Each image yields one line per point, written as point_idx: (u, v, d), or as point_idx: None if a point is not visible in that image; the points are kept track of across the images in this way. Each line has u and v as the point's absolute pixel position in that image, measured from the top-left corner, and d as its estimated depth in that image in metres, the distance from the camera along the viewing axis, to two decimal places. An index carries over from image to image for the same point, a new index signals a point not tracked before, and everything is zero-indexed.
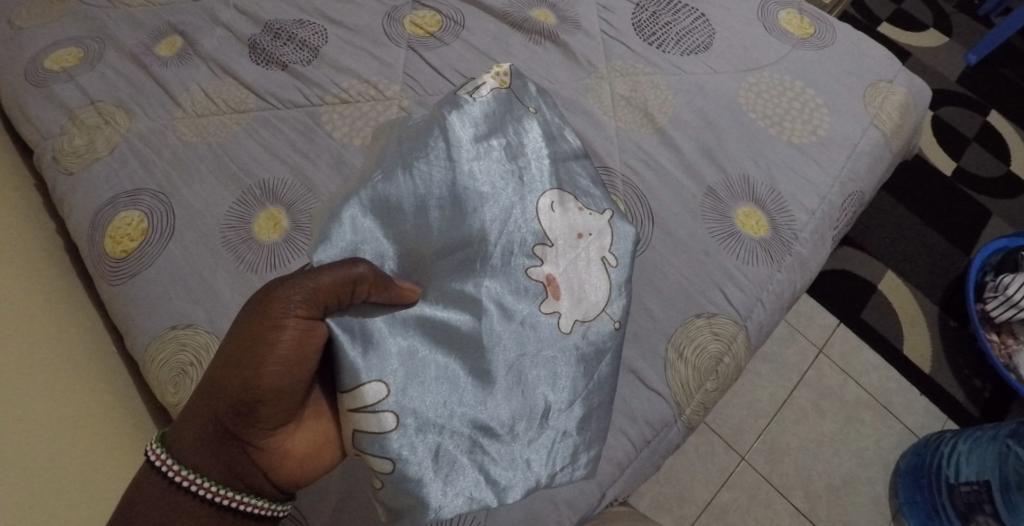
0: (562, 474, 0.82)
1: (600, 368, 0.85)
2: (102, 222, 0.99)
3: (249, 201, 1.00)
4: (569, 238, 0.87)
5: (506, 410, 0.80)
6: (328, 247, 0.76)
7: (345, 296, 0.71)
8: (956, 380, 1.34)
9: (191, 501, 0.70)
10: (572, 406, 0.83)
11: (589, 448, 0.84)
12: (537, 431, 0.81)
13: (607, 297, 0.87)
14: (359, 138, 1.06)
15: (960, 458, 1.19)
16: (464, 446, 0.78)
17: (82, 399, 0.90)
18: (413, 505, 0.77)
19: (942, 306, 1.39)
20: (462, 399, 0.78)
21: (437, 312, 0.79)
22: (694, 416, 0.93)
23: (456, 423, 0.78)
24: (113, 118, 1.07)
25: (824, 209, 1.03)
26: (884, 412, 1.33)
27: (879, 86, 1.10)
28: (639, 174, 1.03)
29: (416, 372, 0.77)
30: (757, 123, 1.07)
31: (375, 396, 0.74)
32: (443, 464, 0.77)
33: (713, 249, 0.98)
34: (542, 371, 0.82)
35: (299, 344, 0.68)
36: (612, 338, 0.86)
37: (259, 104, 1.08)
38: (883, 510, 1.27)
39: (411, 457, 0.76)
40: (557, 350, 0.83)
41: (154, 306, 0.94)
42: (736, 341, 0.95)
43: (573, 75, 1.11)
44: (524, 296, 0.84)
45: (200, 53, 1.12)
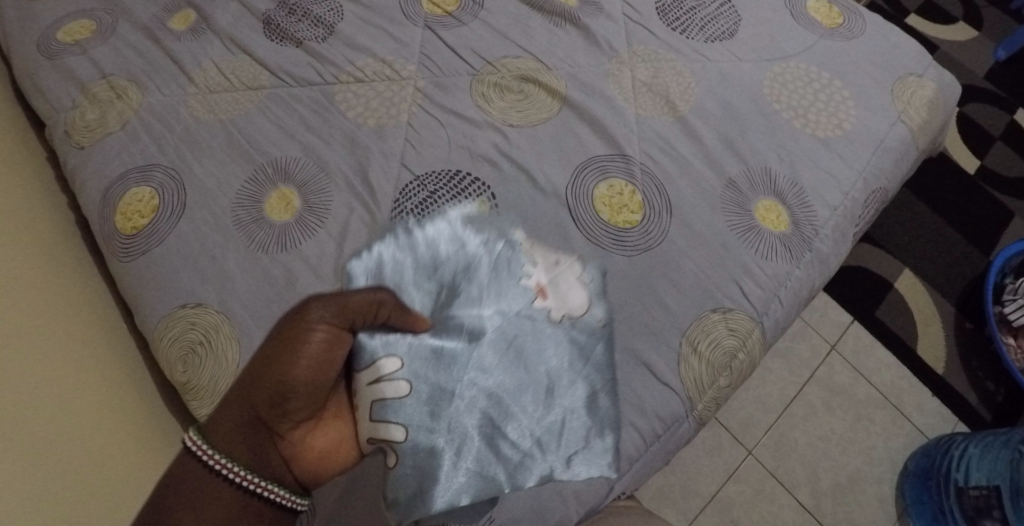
0: (571, 456, 0.86)
1: (596, 355, 0.90)
2: (113, 197, 0.98)
3: (260, 180, 0.99)
4: (547, 257, 0.94)
5: (512, 389, 0.86)
6: (365, 257, 0.92)
7: (371, 316, 0.79)
8: (969, 382, 1.32)
9: (226, 484, 0.71)
10: (574, 386, 0.88)
11: (601, 433, 0.87)
12: (542, 410, 0.87)
13: (589, 298, 0.92)
14: (373, 119, 1.04)
15: (970, 463, 1.17)
16: (474, 428, 0.83)
17: (96, 376, 0.90)
18: (427, 486, 0.81)
19: (958, 306, 1.36)
20: (469, 388, 0.84)
21: (444, 309, 0.88)
22: (706, 412, 0.92)
23: (464, 410, 0.83)
24: (125, 92, 1.05)
25: (846, 205, 1.01)
26: (894, 411, 1.31)
27: (908, 80, 1.08)
28: (658, 163, 1.01)
29: (428, 368, 0.83)
30: (780, 115, 1.04)
31: (390, 377, 0.81)
32: (456, 444, 0.82)
33: (731, 244, 0.96)
34: (542, 360, 0.88)
35: (329, 348, 0.75)
36: (600, 331, 0.91)
37: (273, 81, 1.07)
38: (889, 510, 1.27)
39: (423, 438, 0.81)
40: (553, 339, 0.89)
41: (165, 284, 0.93)
42: (751, 337, 0.93)
43: (593, 59, 1.09)
44: (519, 296, 0.90)
45: (214, 28, 1.11)
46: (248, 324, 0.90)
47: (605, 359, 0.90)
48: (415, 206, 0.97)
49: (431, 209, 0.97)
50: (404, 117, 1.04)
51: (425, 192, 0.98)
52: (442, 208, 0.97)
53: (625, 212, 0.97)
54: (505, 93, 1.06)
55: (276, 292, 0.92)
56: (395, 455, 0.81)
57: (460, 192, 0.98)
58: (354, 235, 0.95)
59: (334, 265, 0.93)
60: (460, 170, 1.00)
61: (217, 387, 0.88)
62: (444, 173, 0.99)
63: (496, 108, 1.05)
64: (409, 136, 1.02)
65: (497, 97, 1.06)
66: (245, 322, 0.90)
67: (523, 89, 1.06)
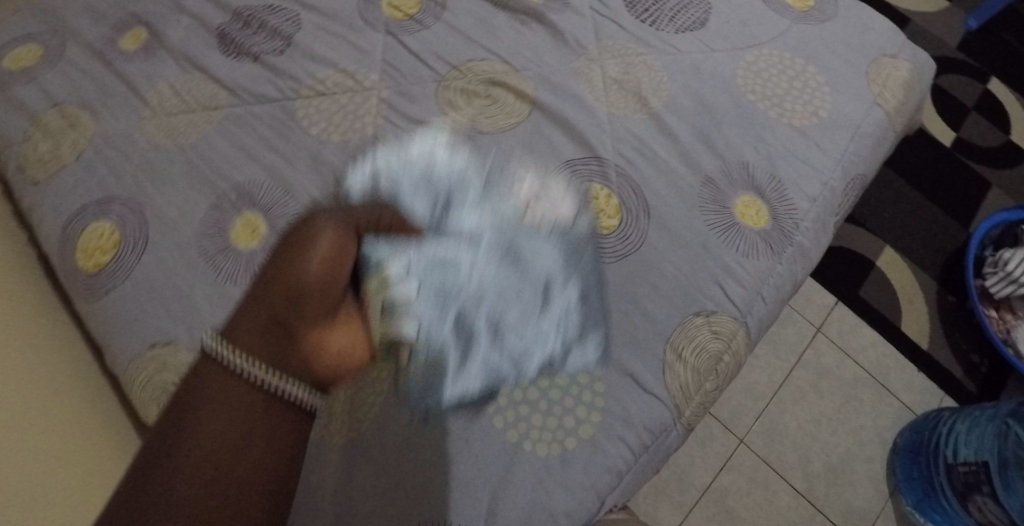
0: (573, 356, 0.88)
1: (585, 261, 0.93)
2: (73, 234, 0.95)
3: (225, 207, 0.96)
4: (533, 187, 0.96)
5: (514, 304, 0.91)
6: (372, 245, 0.86)
7: (359, 234, 0.84)
8: (953, 355, 1.32)
9: (245, 386, 0.72)
10: (569, 285, 0.91)
11: (592, 325, 0.90)
12: (540, 305, 0.91)
13: (574, 210, 0.95)
14: (338, 134, 1.00)
15: (958, 438, 1.16)
16: (479, 330, 0.89)
17: (78, 421, 0.89)
18: (438, 384, 0.87)
19: (941, 280, 1.36)
20: (466, 283, 0.91)
21: (439, 225, 0.93)
22: (694, 418, 0.90)
23: (463, 309, 0.90)
24: (79, 121, 1.01)
25: (826, 196, 0.99)
26: (881, 390, 1.31)
27: (882, 62, 1.06)
28: (633, 164, 0.98)
29: (437, 265, 0.91)
30: (755, 106, 1.02)
31: (405, 301, 0.88)
32: (462, 337, 0.89)
33: (712, 244, 0.94)
34: (539, 252, 0.93)
35: (337, 256, 0.79)
36: (589, 239, 0.93)
37: (231, 100, 1.03)
38: (881, 488, 1.27)
39: (433, 337, 0.89)
40: (546, 246, 0.93)
41: (134, 323, 0.91)
42: (736, 338, 0.92)
43: (561, 57, 1.06)
44: (508, 211, 0.94)
45: (166, 46, 1.06)
46: None
47: (586, 372, 0.88)
48: None
49: None
50: (370, 130, 1.01)
51: None
52: None
53: (602, 218, 0.95)
54: (473, 98, 1.03)
55: None
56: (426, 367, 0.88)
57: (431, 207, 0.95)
58: None
59: None
60: None
61: None
62: None
63: (464, 115, 1.02)
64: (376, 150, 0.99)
65: (465, 103, 1.02)
66: None
67: (490, 93, 1.03)
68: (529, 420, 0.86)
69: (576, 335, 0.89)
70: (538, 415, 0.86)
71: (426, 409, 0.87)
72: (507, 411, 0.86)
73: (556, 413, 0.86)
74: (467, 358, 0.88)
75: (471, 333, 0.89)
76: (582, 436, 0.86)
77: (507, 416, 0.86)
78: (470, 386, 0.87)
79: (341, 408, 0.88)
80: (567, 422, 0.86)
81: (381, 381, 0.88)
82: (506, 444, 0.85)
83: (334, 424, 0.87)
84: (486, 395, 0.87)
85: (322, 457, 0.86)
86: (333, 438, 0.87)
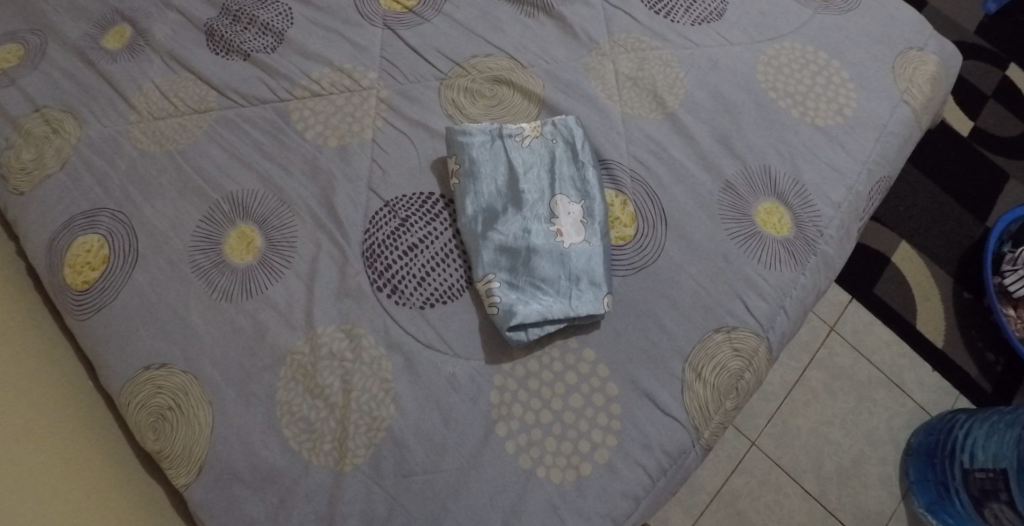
0: (638, 247, 0.90)
1: (674, 148, 0.95)
2: (59, 250, 0.90)
3: (217, 218, 0.91)
4: (631, 58, 1.00)
5: (564, 206, 0.89)
6: (534, 130, 0.92)
7: (422, 217, 0.91)
8: (969, 354, 1.28)
9: None
10: (646, 167, 0.94)
11: (663, 221, 0.91)
12: (616, 201, 0.92)
13: (676, 88, 0.98)
14: (335, 139, 0.95)
15: (974, 443, 1.09)
16: (563, 160, 0.91)
17: (75, 444, 0.86)
18: (530, 220, 0.88)
19: (956, 276, 1.31)
20: (534, 138, 0.92)
21: (503, 135, 0.91)
22: (713, 439, 0.86)
23: (531, 151, 0.91)
24: (62, 126, 0.96)
25: (851, 201, 0.93)
26: (895, 390, 1.26)
27: (909, 55, 1.00)
28: (648, 170, 0.94)
29: (538, 127, 0.92)
30: (776, 104, 0.96)
31: (518, 145, 0.91)
32: (560, 178, 0.90)
33: (732, 254, 0.90)
34: (609, 146, 0.95)
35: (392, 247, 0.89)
36: (671, 120, 0.96)
37: (221, 102, 0.97)
38: (893, 489, 1.22)
39: (524, 152, 0.91)
40: (624, 131, 0.96)
41: (124, 344, 0.86)
42: (758, 355, 0.87)
43: (571, 53, 1.00)
44: (594, 109, 0.97)
45: (152, 44, 1.00)
46: (220, 384, 0.84)
47: (602, 393, 0.84)
48: (387, 237, 0.90)
49: (404, 238, 0.89)
50: (368, 134, 0.95)
51: (397, 220, 0.90)
52: (417, 236, 0.89)
53: (618, 226, 0.91)
54: (477, 99, 0.98)
55: (244, 346, 0.86)
56: (491, 303, 0.85)
57: (435, 217, 0.91)
58: (324, 276, 0.88)
59: (304, 312, 0.87)
60: (433, 193, 0.92)
61: (193, 454, 0.83)
62: (415, 197, 0.92)
63: (469, 116, 0.97)
64: (376, 156, 0.94)
65: (469, 104, 0.97)
66: (217, 382, 0.84)
67: (495, 93, 0.98)
68: (542, 444, 0.82)
69: (590, 353, 0.85)
70: (551, 438, 0.83)
71: (434, 433, 0.83)
72: (520, 436, 0.83)
73: (570, 437, 0.83)
74: (478, 379, 0.85)
75: (481, 352, 0.86)
76: (598, 461, 0.82)
77: (520, 441, 0.82)
78: (481, 410, 0.84)
79: (339, 432, 0.83)
80: (581, 447, 0.83)
81: (385, 405, 0.83)
82: (519, 470, 0.82)
83: (334, 449, 0.83)
84: (497, 419, 0.83)
85: (327, 485, 0.82)
86: (332, 464, 0.82)
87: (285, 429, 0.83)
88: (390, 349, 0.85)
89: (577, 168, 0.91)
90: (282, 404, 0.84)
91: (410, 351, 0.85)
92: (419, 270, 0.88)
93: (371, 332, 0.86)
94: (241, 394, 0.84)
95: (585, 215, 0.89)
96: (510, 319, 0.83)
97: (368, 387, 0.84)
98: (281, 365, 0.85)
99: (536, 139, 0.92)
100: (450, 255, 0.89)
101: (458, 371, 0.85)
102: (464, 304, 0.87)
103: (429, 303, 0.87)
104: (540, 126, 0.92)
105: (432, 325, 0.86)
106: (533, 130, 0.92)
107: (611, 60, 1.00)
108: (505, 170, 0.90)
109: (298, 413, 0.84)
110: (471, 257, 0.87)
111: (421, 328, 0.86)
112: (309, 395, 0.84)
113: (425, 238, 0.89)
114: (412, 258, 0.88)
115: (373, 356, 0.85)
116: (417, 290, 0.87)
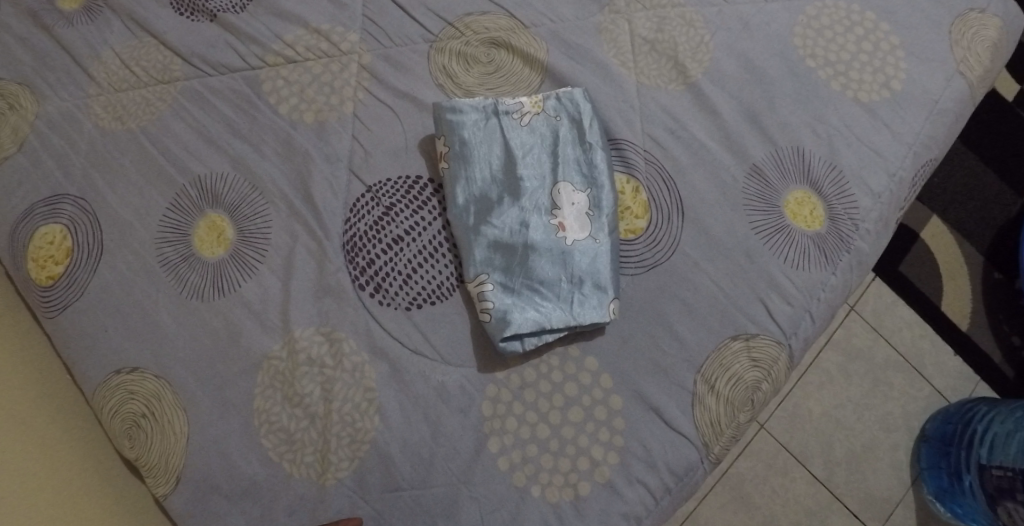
0: (650, 240, 0.81)
1: (697, 127, 0.85)
2: (21, 243, 0.85)
3: (185, 207, 0.85)
4: (651, 16, 0.88)
5: (568, 195, 0.79)
6: (536, 106, 0.81)
7: (411, 206, 0.82)
8: (994, 337, 1.17)
9: None
10: (666, 148, 0.84)
11: (677, 210, 0.82)
12: (626, 185, 0.82)
13: (701, 54, 0.87)
14: (310, 113, 0.87)
15: (995, 439, 1.01)
16: (567, 142, 0.81)
17: (51, 447, 0.83)
18: (530, 212, 0.78)
19: (987, 254, 1.19)
20: (535, 117, 0.81)
21: (499, 113, 0.81)
22: (723, 453, 0.79)
23: (532, 132, 0.81)
24: (18, 101, 0.90)
25: (893, 190, 0.84)
26: (914, 373, 1.16)
27: (969, 18, 0.88)
28: (667, 151, 0.84)
29: (540, 103, 0.82)
30: (814, 74, 0.86)
31: (517, 124, 0.81)
32: (564, 163, 0.80)
33: (756, 250, 0.81)
34: (619, 121, 0.85)
35: (375, 243, 0.81)
36: (692, 92, 0.86)
37: (186, 70, 0.90)
38: (904, 476, 1.13)
39: (523, 132, 0.81)
40: (637, 103, 0.86)
41: (91, 343, 0.82)
42: (778, 366, 0.80)
43: (580, 10, 0.88)
44: (604, 79, 0.86)
45: (112, 5, 0.93)
46: (189, 389, 0.80)
47: (604, 406, 0.77)
48: (369, 229, 0.82)
49: (389, 230, 0.81)
50: (348, 107, 0.86)
51: (380, 208, 0.82)
52: (402, 228, 0.81)
53: (628, 218, 0.81)
54: (472, 66, 0.87)
55: (217, 349, 0.80)
56: (483, 309, 0.77)
57: (423, 204, 0.82)
58: (300, 274, 0.82)
59: (280, 312, 0.81)
60: (421, 176, 0.84)
61: (169, 464, 0.78)
62: (401, 182, 0.83)
63: (462, 86, 0.87)
64: (358, 133, 0.86)
65: (463, 72, 0.87)
66: (186, 386, 0.80)
67: (492, 59, 0.87)
68: (538, 461, 0.76)
69: (592, 363, 0.78)
70: (547, 455, 0.76)
71: (420, 447, 0.77)
72: (513, 452, 0.76)
73: (568, 453, 0.76)
74: (469, 389, 0.78)
75: (473, 359, 0.79)
76: (597, 480, 0.76)
77: (513, 457, 0.76)
78: (471, 423, 0.77)
79: (320, 444, 0.77)
80: (580, 464, 0.76)
81: (368, 416, 0.78)
82: (511, 490, 0.76)
83: (314, 462, 0.77)
84: (489, 433, 0.77)
85: (305, 498, 0.77)
86: (312, 478, 0.77)
87: (263, 439, 0.78)
88: (372, 355, 0.79)
89: (583, 150, 0.81)
90: (260, 414, 0.78)
91: (395, 357, 0.79)
92: (405, 266, 0.80)
93: (352, 336, 0.79)
94: (213, 401, 0.79)
95: (591, 206, 0.79)
96: (505, 329, 0.76)
97: (351, 397, 0.78)
98: (257, 371, 0.79)
99: (537, 116, 0.81)
100: (439, 250, 0.81)
101: (447, 380, 0.78)
102: (455, 305, 0.80)
103: (416, 304, 0.80)
104: (542, 100, 0.82)
105: (419, 328, 0.79)
106: (534, 106, 0.81)
107: (628, 19, 0.88)
108: (503, 153, 0.80)
109: (276, 423, 0.78)
110: (462, 254, 0.79)
111: (408, 333, 0.79)
112: (289, 404, 0.79)
113: (412, 229, 0.81)
114: (396, 253, 0.81)
115: (354, 363, 0.79)
116: (402, 289, 0.80)
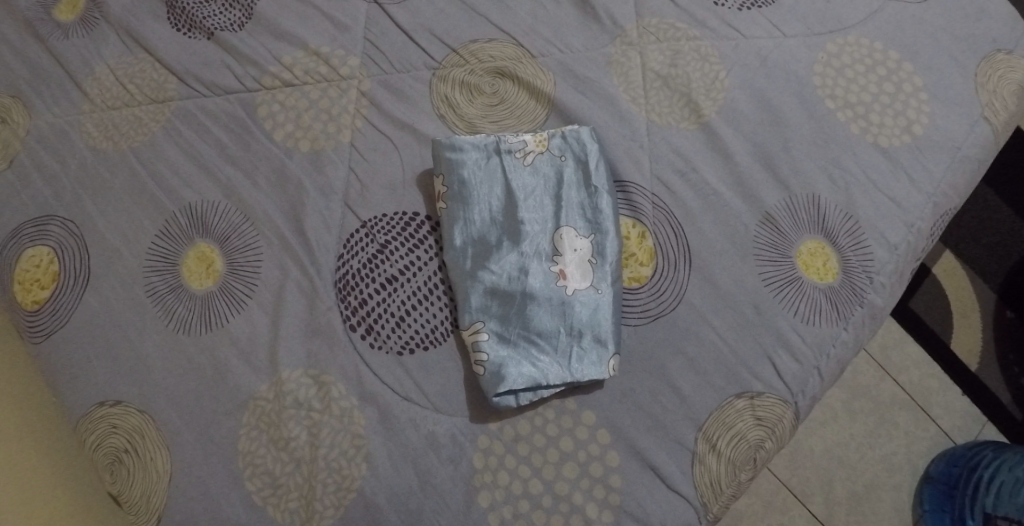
0: (655, 290, 0.78)
1: (707, 169, 0.81)
2: (8, 264, 0.83)
3: (174, 235, 0.82)
4: (665, 48, 0.84)
5: (570, 241, 0.76)
6: (540, 146, 0.78)
7: (407, 245, 0.79)
8: (1004, 379, 1.13)
9: None
10: (675, 192, 0.80)
11: (682, 259, 0.79)
12: (631, 230, 0.79)
13: (714, 91, 0.83)
14: (306, 141, 0.83)
15: (1002, 488, 0.99)
16: (573, 183, 0.77)
17: None
18: (530, 258, 0.75)
19: (1001, 293, 1.15)
20: (539, 157, 0.78)
21: (501, 152, 0.78)
22: (723, 511, 0.76)
23: (536, 172, 0.78)
24: (9, 115, 0.88)
25: (910, 242, 0.80)
26: (921, 413, 1.13)
27: (996, 60, 0.84)
28: (675, 195, 0.80)
29: (545, 141, 0.78)
30: (833, 116, 0.82)
31: (520, 163, 0.78)
32: (567, 206, 0.77)
33: (764, 303, 0.78)
34: (627, 161, 0.81)
35: (368, 283, 0.78)
36: (703, 131, 0.82)
37: (180, 90, 0.87)
38: (906, 519, 1.10)
39: (526, 171, 0.77)
40: (647, 141, 0.82)
41: (74, 373, 0.80)
42: (783, 425, 0.77)
43: (591, 41, 0.85)
44: (614, 114, 0.83)
45: (109, 18, 0.90)
46: (171, 425, 0.77)
47: (600, 462, 0.74)
48: (362, 267, 0.79)
49: (382, 269, 0.78)
50: (346, 136, 0.83)
51: (375, 245, 0.79)
52: (397, 267, 0.78)
53: (633, 265, 0.78)
54: (475, 96, 0.83)
55: (202, 386, 0.78)
56: (477, 360, 0.74)
57: (419, 242, 0.79)
58: (290, 311, 0.79)
59: (268, 350, 0.78)
60: (419, 213, 0.80)
61: (151, 503, 0.76)
62: (397, 217, 0.80)
63: (465, 117, 0.83)
64: (355, 164, 0.82)
65: (466, 102, 0.83)
66: (168, 422, 0.77)
67: (497, 90, 0.83)
68: (527, 516, 0.74)
69: (589, 417, 0.75)
70: (536, 510, 0.74)
71: (405, 496, 0.75)
72: (503, 507, 0.74)
73: (559, 510, 0.74)
74: (460, 439, 0.76)
75: (465, 408, 0.76)
76: None
77: (500, 512, 0.74)
78: (461, 475, 0.75)
79: (303, 490, 0.75)
80: (571, 521, 0.74)
81: (355, 463, 0.75)
82: None
83: (297, 508, 0.75)
84: (479, 486, 0.74)
85: None
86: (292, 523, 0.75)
87: (244, 482, 0.75)
88: (362, 400, 0.76)
89: (588, 193, 0.77)
90: (244, 455, 0.76)
91: (385, 403, 0.76)
92: (398, 308, 0.77)
93: (341, 380, 0.77)
94: (196, 440, 0.77)
95: (594, 253, 0.76)
96: (499, 384, 0.73)
97: (337, 442, 0.75)
98: (242, 412, 0.77)
99: (542, 155, 0.78)
100: (434, 292, 0.78)
101: (438, 428, 0.76)
102: (449, 351, 0.77)
103: (408, 348, 0.77)
104: (546, 138, 0.78)
105: (411, 373, 0.77)
106: (538, 145, 0.78)
107: (641, 51, 0.84)
108: (505, 193, 0.77)
109: (259, 466, 0.76)
110: (458, 300, 0.76)
111: (399, 378, 0.77)
112: (273, 446, 0.76)
113: (407, 269, 0.78)
114: (390, 293, 0.78)
115: (343, 408, 0.76)
116: (395, 332, 0.77)
